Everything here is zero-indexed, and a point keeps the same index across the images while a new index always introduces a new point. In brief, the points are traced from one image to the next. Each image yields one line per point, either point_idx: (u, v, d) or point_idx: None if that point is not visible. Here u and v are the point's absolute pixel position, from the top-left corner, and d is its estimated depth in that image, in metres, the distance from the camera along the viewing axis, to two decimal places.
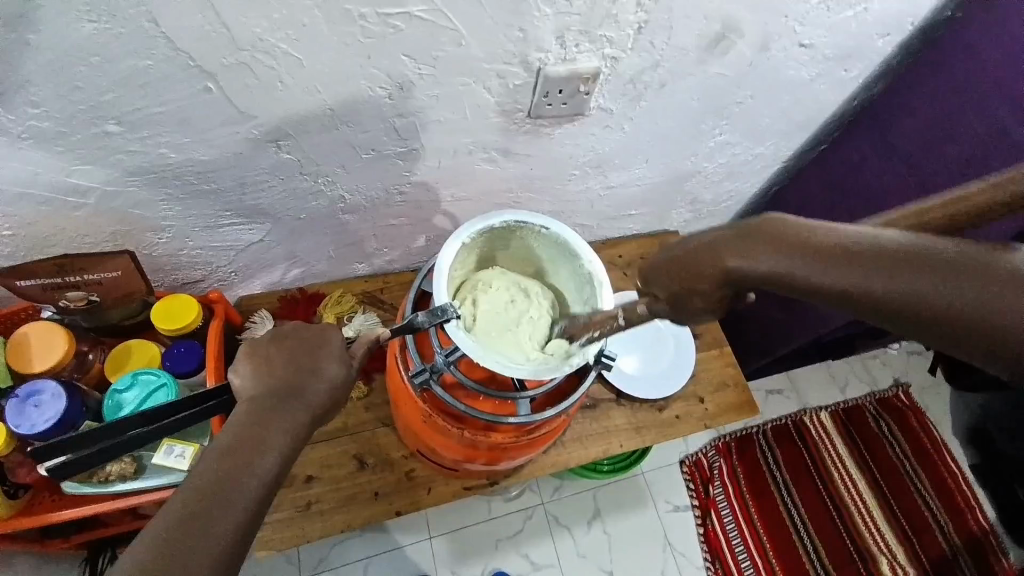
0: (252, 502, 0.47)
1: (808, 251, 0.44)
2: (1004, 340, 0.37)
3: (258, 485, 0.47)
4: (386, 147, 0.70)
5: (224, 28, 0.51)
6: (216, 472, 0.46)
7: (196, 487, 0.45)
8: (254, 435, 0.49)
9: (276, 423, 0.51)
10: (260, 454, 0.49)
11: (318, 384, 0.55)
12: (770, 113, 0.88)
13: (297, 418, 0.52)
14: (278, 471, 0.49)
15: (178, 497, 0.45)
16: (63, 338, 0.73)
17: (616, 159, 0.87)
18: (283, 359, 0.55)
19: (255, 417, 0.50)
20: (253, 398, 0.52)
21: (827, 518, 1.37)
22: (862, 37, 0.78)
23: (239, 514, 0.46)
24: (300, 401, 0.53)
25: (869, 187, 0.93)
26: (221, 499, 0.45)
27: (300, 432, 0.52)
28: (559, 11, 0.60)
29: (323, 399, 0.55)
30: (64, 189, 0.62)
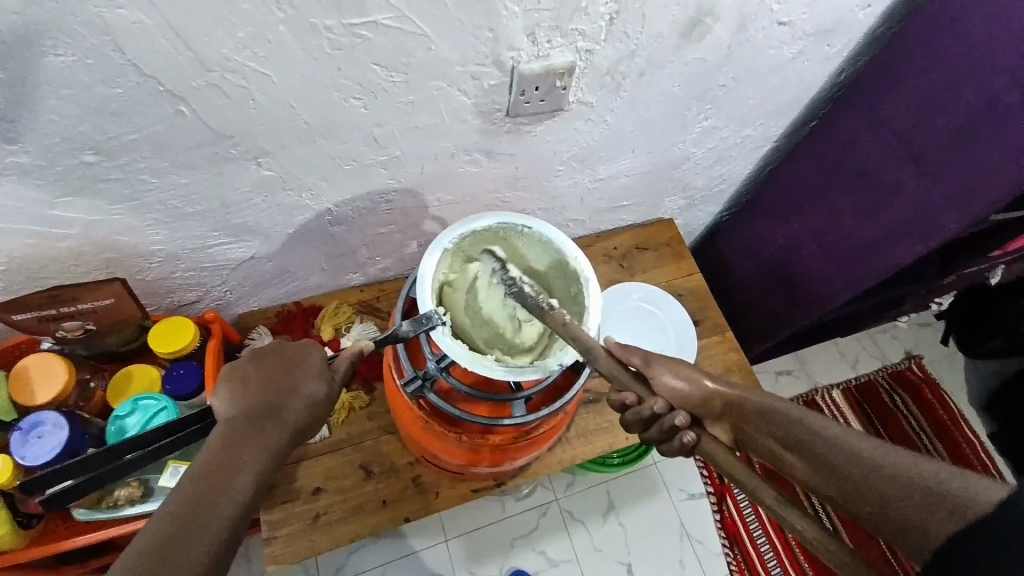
0: (230, 524, 0.47)
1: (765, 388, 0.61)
2: None
3: (235, 507, 0.48)
4: (367, 157, 0.70)
5: (190, 51, 0.51)
6: (193, 495, 0.47)
7: (173, 510, 0.46)
8: (231, 457, 0.50)
9: (253, 444, 0.51)
10: (237, 476, 0.49)
11: (296, 402, 0.55)
12: (755, 94, 0.87)
13: (275, 437, 0.53)
14: (255, 493, 0.50)
15: (155, 522, 0.45)
16: (63, 366, 0.74)
17: (601, 152, 0.87)
18: (260, 378, 0.56)
19: (231, 440, 0.51)
20: (229, 420, 0.53)
21: None
22: (842, 10, 0.77)
23: (217, 536, 0.46)
24: (277, 421, 0.54)
25: (860, 162, 0.91)
26: (198, 521, 0.46)
27: (277, 453, 0.53)
28: (527, 9, 0.59)
29: (302, 417, 0.55)
30: (50, 220, 0.62)
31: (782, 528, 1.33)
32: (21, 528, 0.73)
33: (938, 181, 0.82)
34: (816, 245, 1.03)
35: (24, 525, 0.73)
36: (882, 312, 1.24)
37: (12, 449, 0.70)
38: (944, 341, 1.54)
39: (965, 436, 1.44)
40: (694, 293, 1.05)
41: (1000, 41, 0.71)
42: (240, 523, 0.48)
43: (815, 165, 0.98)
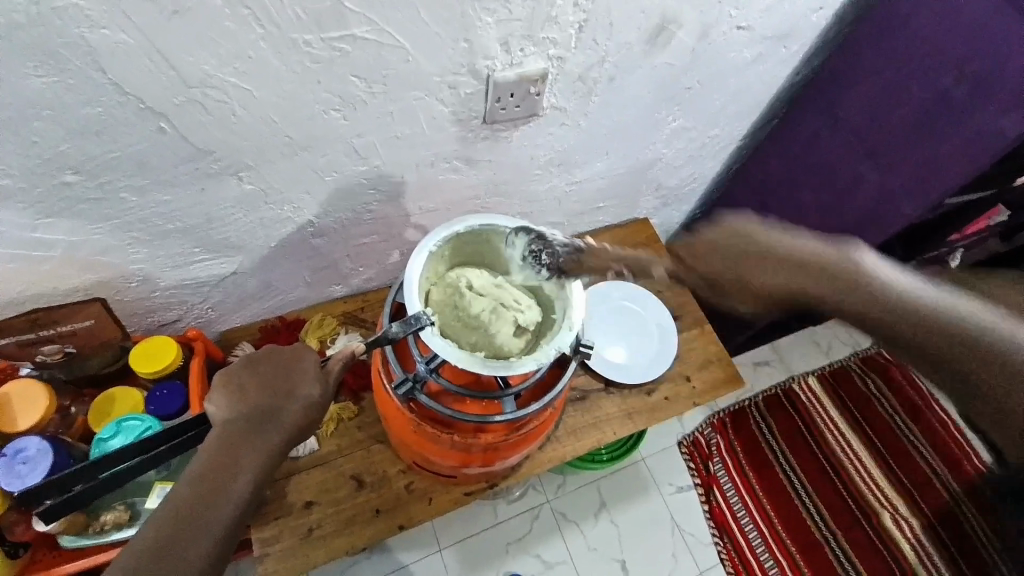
0: (225, 525, 0.51)
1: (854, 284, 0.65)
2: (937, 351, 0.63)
3: (231, 510, 0.52)
4: (348, 168, 0.71)
5: (171, 69, 0.52)
6: (191, 497, 0.50)
7: (171, 511, 0.50)
8: (228, 460, 0.53)
9: (248, 449, 0.54)
10: (234, 479, 0.52)
11: (293, 406, 0.56)
12: (719, 96, 0.91)
13: (271, 440, 0.55)
14: (251, 495, 0.53)
15: (155, 519, 0.49)
16: (44, 391, 0.72)
17: (577, 156, 0.90)
18: (257, 384, 0.56)
19: (230, 443, 0.53)
20: (227, 424, 0.54)
21: (823, 476, 1.41)
22: (797, 13, 0.81)
23: (213, 536, 0.50)
24: (274, 425, 0.55)
25: (823, 155, 0.96)
26: (196, 521, 0.50)
27: (272, 457, 0.55)
28: (500, 20, 0.62)
29: (299, 420, 0.56)
30: (27, 244, 0.62)
31: (768, 515, 1.37)
32: (9, 558, 0.70)
33: (895, 173, 0.89)
34: None
35: (12, 555, 0.71)
36: None
37: None
38: None
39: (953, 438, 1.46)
40: (671, 289, 1.09)
41: (950, 39, 0.76)
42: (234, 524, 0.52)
43: (780, 161, 1.03)
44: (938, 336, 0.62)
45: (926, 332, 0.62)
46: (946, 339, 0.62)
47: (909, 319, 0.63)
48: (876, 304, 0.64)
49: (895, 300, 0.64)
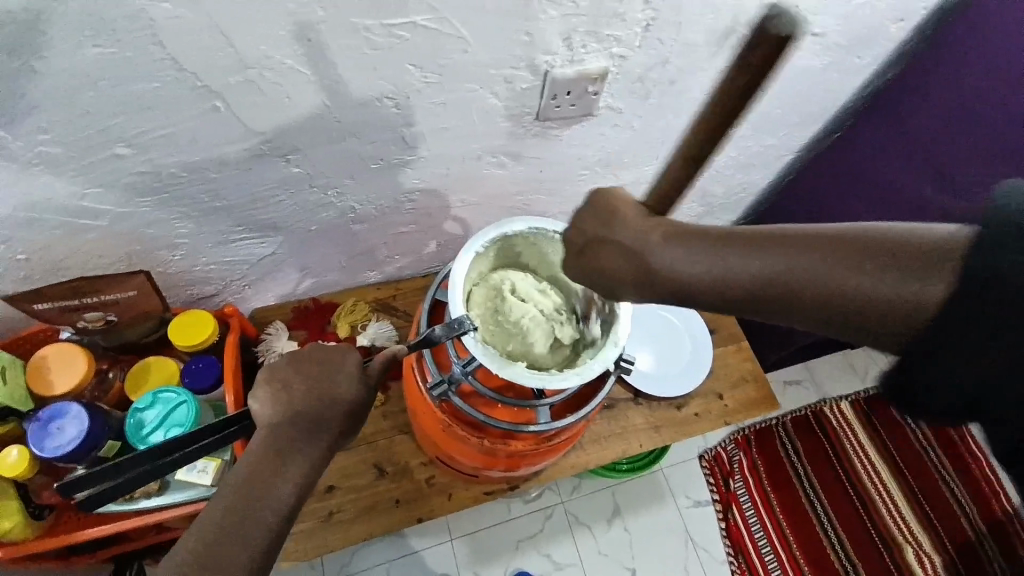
0: (269, 532, 0.50)
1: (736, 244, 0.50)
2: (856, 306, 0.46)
3: (276, 517, 0.50)
4: (394, 156, 0.70)
5: (230, 48, 0.51)
6: (237, 501, 0.49)
7: (218, 516, 0.48)
8: (272, 466, 0.51)
9: (292, 455, 0.52)
10: (280, 485, 0.51)
11: (335, 411, 0.55)
12: (781, 104, 0.86)
13: (314, 447, 0.53)
14: (296, 502, 0.52)
15: (202, 524, 0.48)
16: (83, 356, 0.74)
17: (625, 158, 0.86)
18: (302, 385, 0.55)
19: (275, 446, 0.52)
20: (272, 426, 0.53)
21: (848, 504, 1.37)
22: (876, 22, 0.76)
23: (257, 543, 0.49)
24: (318, 430, 0.54)
25: (888, 175, 0.92)
26: (241, 527, 0.48)
27: (316, 464, 0.53)
28: (565, 13, 0.59)
29: (340, 425, 0.55)
30: (77, 212, 0.62)
31: (787, 539, 1.33)
32: (35, 519, 0.72)
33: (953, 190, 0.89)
34: None
35: (37, 516, 0.73)
36: None
37: (32, 440, 0.69)
38: None
39: (985, 475, 1.41)
40: None
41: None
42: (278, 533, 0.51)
43: (839, 177, 0.98)
44: (852, 261, 0.46)
45: (837, 294, 0.47)
46: (869, 279, 0.46)
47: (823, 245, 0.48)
48: (808, 271, 0.48)
49: (787, 266, 0.48)
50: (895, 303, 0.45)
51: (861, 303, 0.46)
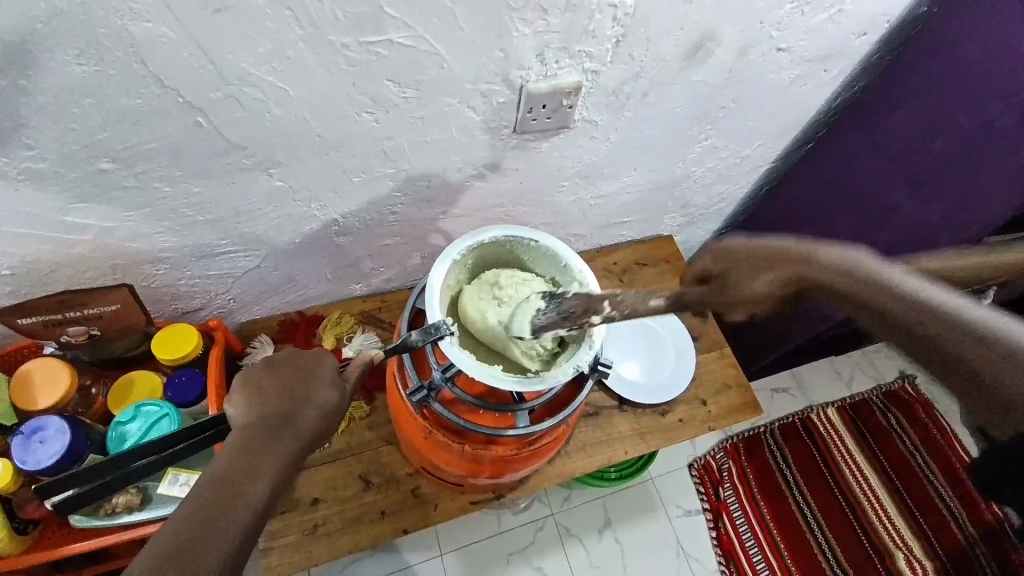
0: (241, 532, 0.47)
1: (848, 276, 0.55)
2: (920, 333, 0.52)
3: (247, 516, 0.48)
4: (376, 169, 0.72)
5: (212, 65, 0.53)
6: (208, 499, 0.47)
7: (188, 513, 0.46)
8: (247, 464, 0.51)
9: (268, 451, 0.52)
10: (251, 483, 0.50)
11: (309, 411, 0.55)
12: (754, 117, 0.89)
13: (289, 445, 0.53)
14: (268, 503, 0.50)
15: (170, 524, 0.46)
16: (67, 371, 0.74)
17: (604, 170, 0.89)
18: (275, 387, 0.56)
19: (247, 445, 0.52)
20: (245, 427, 0.53)
21: (837, 510, 1.37)
22: (840, 37, 0.79)
23: (231, 540, 0.47)
24: (290, 429, 0.54)
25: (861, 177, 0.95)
26: (212, 525, 0.46)
27: (289, 462, 0.53)
28: (537, 31, 0.61)
29: (316, 425, 0.56)
30: (62, 226, 0.63)
31: (777, 546, 1.33)
32: (19, 534, 0.72)
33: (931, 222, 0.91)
34: None
35: (22, 531, 0.73)
36: None
37: (14, 454, 0.69)
38: None
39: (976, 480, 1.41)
40: None
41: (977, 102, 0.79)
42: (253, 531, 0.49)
43: (813, 181, 1.01)
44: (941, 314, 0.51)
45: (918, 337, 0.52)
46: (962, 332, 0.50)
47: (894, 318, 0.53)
48: (889, 297, 0.53)
49: (873, 280, 0.54)
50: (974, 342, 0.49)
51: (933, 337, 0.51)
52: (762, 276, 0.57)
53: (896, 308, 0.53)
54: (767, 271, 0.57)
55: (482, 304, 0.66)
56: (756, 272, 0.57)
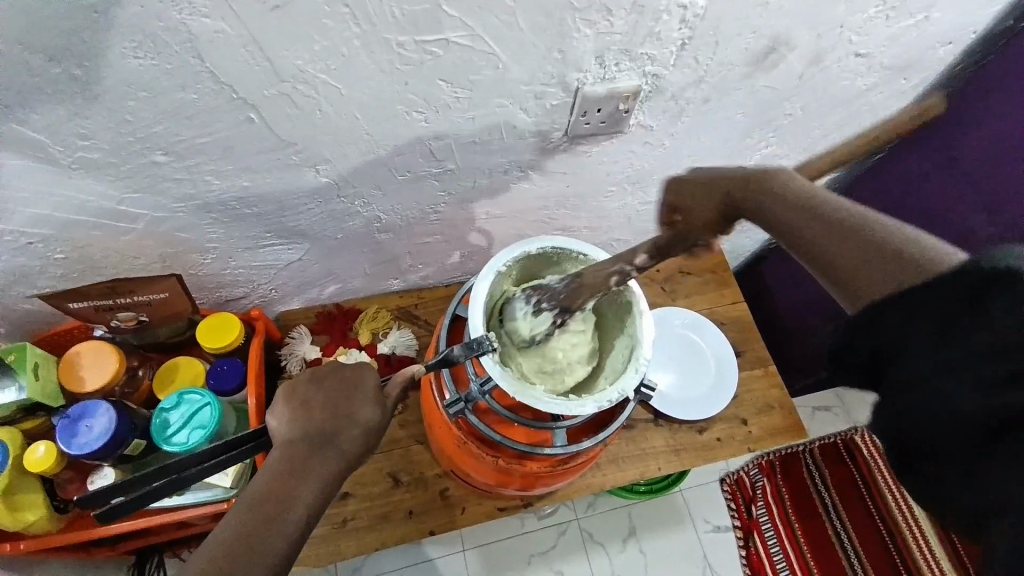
0: (278, 558, 0.48)
1: (801, 210, 0.56)
2: (849, 281, 0.52)
3: (285, 542, 0.48)
4: (421, 169, 0.70)
5: (266, 62, 0.52)
6: (247, 519, 0.48)
7: (231, 533, 0.47)
8: (289, 483, 0.51)
9: (310, 472, 0.52)
10: (290, 507, 0.49)
11: (352, 430, 0.55)
12: (821, 126, 0.84)
13: (331, 465, 0.53)
14: (306, 528, 0.50)
15: (213, 542, 0.47)
16: (114, 354, 0.75)
17: (654, 176, 0.85)
18: (319, 402, 0.56)
19: (290, 464, 0.51)
20: (288, 444, 0.53)
21: (876, 538, 1.31)
22: (924, 44, 0.73)
23: (270, 562, 0.47)
24: (333, 450, 0.54)
25: (927, 201, 0.88)
26: (251, 549, 0.47)
27: (331, 482, 0.53)
28: (599, 32, 0.58)
29: (357, 445, 0.55)
30: (115, 214, 0.64)
31: (809, 570, 1.28)
32: (57, 513, 0.74)
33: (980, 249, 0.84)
34: None
35: (60, 509, 0.75)
36: None
37: (60, 436, 0.71)
38: None
39: None
40: (736, 322, 1.03)
41: None
42: (292, 551, 0.49)
43: (878, 198, 0.96)
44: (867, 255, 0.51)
45: (859, 278, 0.52)
46: (876, 257, 0.51)
47: (838, 226, 0.54)
48: (828, 228, 0.54)
49: (807, 221, 0.55)
50: (897, 270, 0.50)
51: (882, 265, 0.51)
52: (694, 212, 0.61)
53: (853, 245, 0.52)
54: (705, 201, 0.60)
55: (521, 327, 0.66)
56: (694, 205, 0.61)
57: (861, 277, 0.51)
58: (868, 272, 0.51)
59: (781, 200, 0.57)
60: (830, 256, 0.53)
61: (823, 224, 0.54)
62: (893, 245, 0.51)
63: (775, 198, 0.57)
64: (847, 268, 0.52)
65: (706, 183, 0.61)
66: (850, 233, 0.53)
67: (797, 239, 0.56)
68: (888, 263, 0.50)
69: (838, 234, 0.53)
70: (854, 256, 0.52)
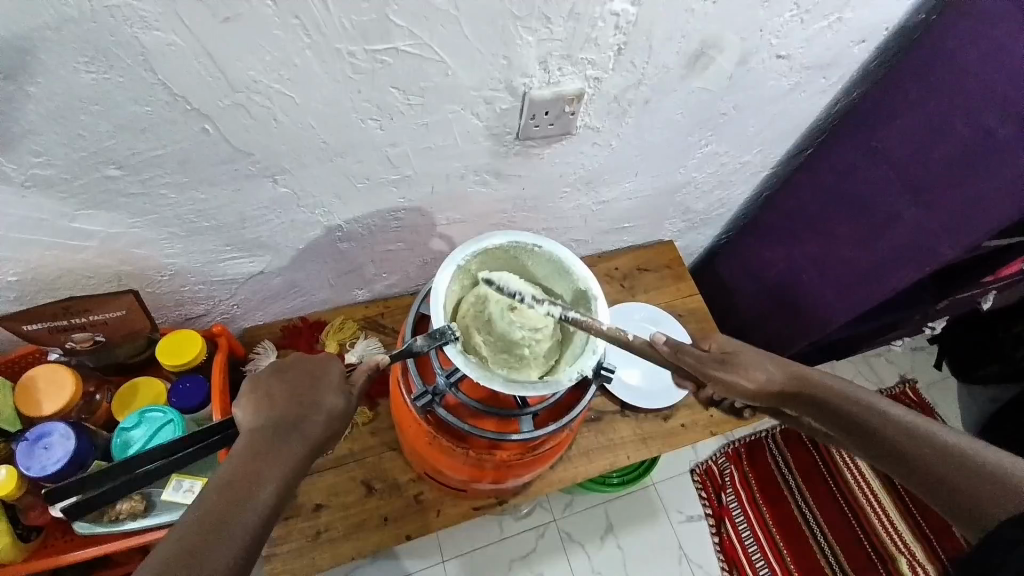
0: (250, 533, 0.48)
1: (852, 416, 0.62)
2: (938, 493, 0.55)
3: (256, 518, 0.48)
4: (380, 176, 0.72)
5: (219, 73, 0.53)
6: (215, 503, 0.48)
7: (199, 515, 0.47)
8: (256, 467, 0.51)
9: (276, 456, 0.52)
10: (259, 487, 0.50)
11: (316, 416, 0.56)
12: (755, 124, 0.90)
13: (296, 449, 0.54)
14: (275, 506, 0.50)
15: (180, 526, 0.46)
16: (70, 375, 0.74)
17: (604, 175, 0.89)
18: (282, 391, 0.57)
19: (255, 450, 0.52)
20: (252, 431, 0.54)
21: (840, 515, 1.37)
22: (838, 45, 0.80)
23: (240, 542, 0.47)
24: (298, 435, 0.54)
25: (859, 188, 0.93)
26: (223, 525, 0.46)
27: (297, 466, 0.53)
28: (541, 39, 0.62)
29: (322, 431, 0.56)
30: (67, 232, 0.63)
31: (779, 551, 1.33)
32: (21, 542, 0.71)
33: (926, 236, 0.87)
34: (819, 267, 1.06)
35: (24, 538, 0.72)
36: (877, 334, 1.27)
37: (18, 459, 0.69)
38: (938, 364, 1.54)
39: None
40: (693, 313, 1.07)
41: (974, 110, 0.77)
42: (261, 533, 0.49)
43: (812, 188, 1.01)
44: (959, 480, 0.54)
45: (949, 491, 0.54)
46: (962, 475, 0.54)
47: (906, 443, 0.58)
48: (899, 438, 0.59)
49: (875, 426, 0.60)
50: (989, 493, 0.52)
51: (983, 482, 0.53)
52: (751, 377, 0.66)
53: (930, 460, 0.56)
54: (759, 373, 0.66)
55: (487, 324, 0.66)
56: (749, 366, 0.66)
57: (961, 493, 0.53)
58: (961, 482, 0.54)
59: (860, 411, 0.62)
60: (914, 460, 0.57)
61: (889, 432, 0.59)
62: (976, 455, 0.55)
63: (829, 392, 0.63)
64: (943, 485, 0.55)
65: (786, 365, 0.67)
66: (926, 453, 0.57)
67: (879, 450, 0.59)
68: (969, 470, 0.54)
69: (918, 449, 0.57)
70: (941, 473, 0.55)
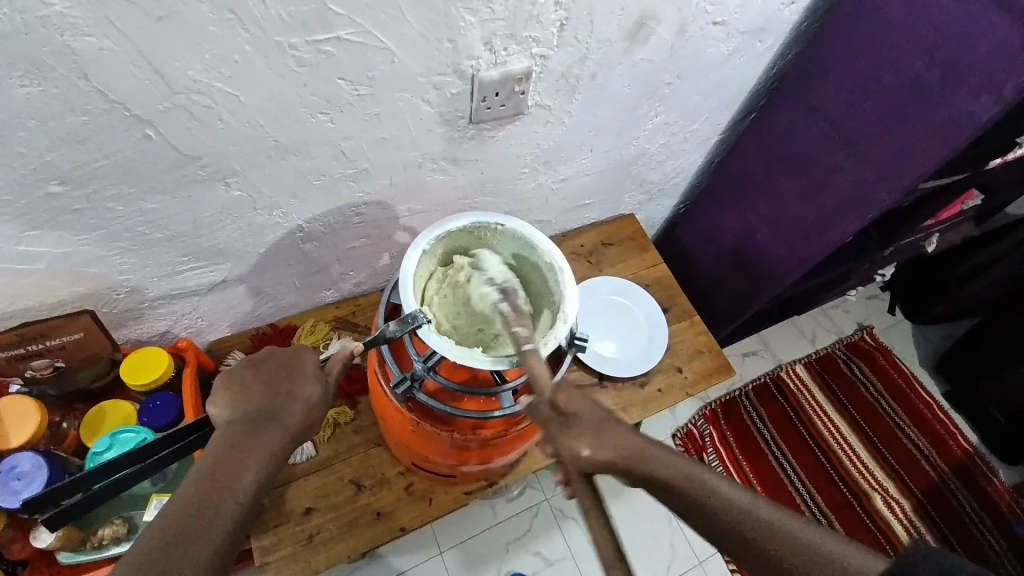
0: (231, 523, 0.48)
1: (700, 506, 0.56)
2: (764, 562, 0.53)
3: (238, 506, 0.49)
4: (335, 171, 0.71)
5: (156, 75, 0.52)
6: (195, 494, 0.48)
7: (179, 506, 0.47)
8: (234, 458, 0.51)
9: (254, 447, 0.53)
10: (238, 477, 0.50)
11: (294, 406, 0.57)
12: (700, 92, 0.93)
13: (275, 440, 0.54)
14: (255, 495, 0.51)
15: (158, 519, 0.46)
16: (36, 406, 0.71)
17: (561, 153, 0.91)
18: (259, 385, 0.57)
19: (233, 441, 0.52)
20: (229, 423, 0.54)
21: (815, 461, 1.41)
22: (769, 9, 0.84)
23: (222, 532, 0.47)
24: (276, 426, 0.55)
25: (798, 146, 0.97)
26: (204, 515, 0.47)
27: (277, 455, 0.54)
28: (483, 19, 0.62)
29: (301, 420, 0.57)
30: (14, 257, 0.61)
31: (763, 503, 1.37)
32: None
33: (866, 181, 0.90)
34: (766, 226, 1.09)
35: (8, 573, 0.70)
36: (831, 285, 1.33)
37: None
38: (891, 309, 1.64)
39: (941, 421, 1.48)
40: (659, 282, 1.10)
41: (903, 62, 0.80)
42: (243, 523, 0.49)
43: (757, 150, 1.05)
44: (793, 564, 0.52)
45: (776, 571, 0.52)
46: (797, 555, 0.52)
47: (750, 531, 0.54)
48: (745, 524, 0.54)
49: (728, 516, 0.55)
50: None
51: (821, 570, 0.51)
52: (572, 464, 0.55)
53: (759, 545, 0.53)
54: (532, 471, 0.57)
55: (451, 304, 0.68)
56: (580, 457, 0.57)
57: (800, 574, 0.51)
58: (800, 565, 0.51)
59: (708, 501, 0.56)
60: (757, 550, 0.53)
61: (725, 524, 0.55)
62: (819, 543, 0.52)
63: (716, 494, 0.56)
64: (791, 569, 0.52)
65: (648, 456, 0.58)
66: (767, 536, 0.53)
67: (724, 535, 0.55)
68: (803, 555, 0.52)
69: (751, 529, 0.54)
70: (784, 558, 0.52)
